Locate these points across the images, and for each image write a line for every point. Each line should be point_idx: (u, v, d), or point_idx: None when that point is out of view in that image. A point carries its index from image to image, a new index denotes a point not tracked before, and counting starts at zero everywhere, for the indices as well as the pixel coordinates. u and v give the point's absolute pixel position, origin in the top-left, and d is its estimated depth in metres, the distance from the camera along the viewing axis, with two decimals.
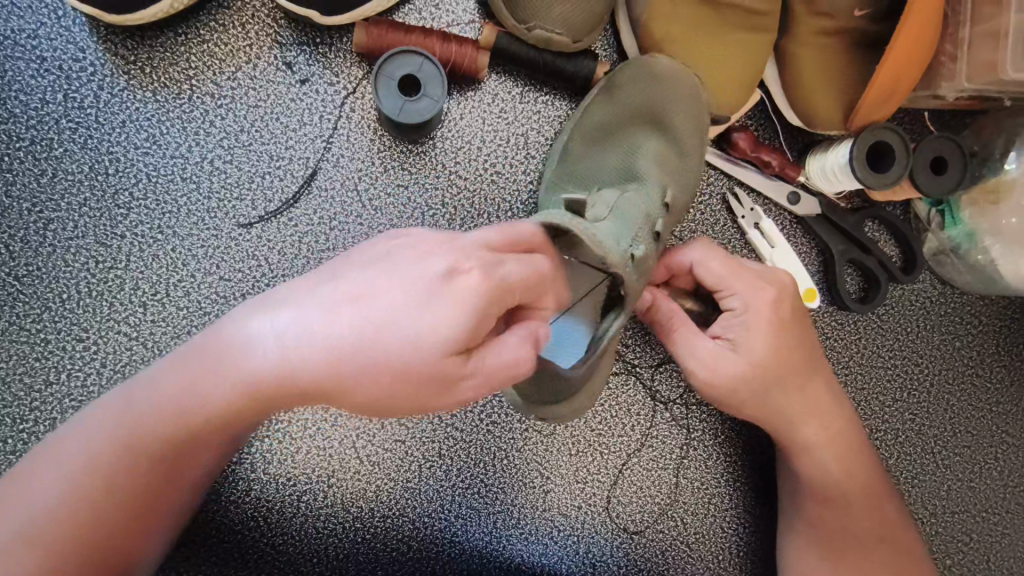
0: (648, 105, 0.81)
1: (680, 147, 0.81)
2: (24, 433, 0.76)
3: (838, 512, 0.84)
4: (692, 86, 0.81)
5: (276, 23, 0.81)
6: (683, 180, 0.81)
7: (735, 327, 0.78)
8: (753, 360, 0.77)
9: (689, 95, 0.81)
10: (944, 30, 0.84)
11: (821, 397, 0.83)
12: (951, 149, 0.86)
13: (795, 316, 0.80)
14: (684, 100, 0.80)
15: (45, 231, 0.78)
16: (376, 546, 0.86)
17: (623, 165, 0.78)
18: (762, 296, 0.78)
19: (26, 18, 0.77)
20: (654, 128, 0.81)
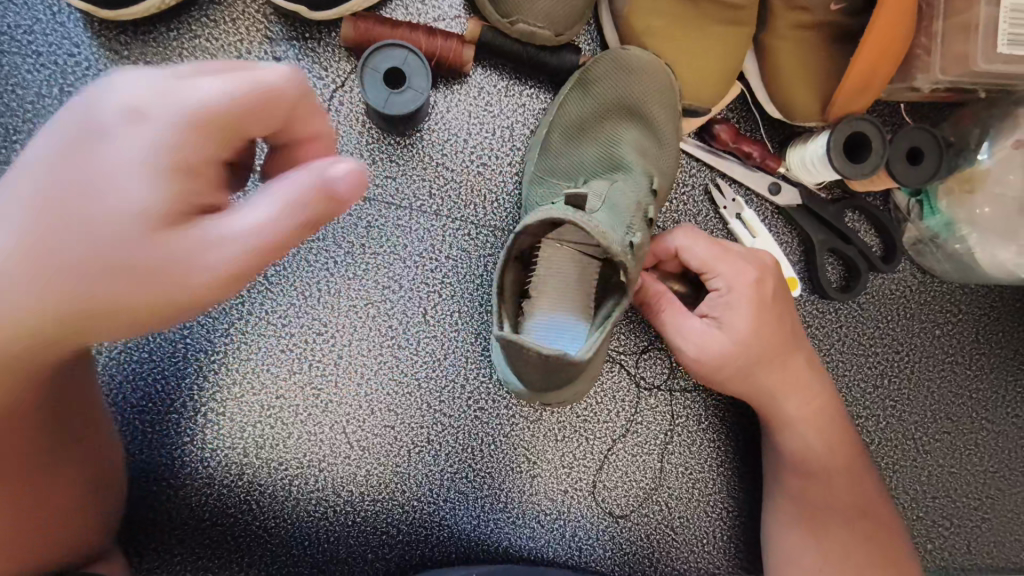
0: (626, 100, 0.83)
1: (662, 137, 0.83)
2: None
3: (817, 491, 0.86)
4: (665, 80, 0.83)
5: (266, 19, 0.83)
6: (664, 170, 0.84)
7: (721, 307, 0.80)
8: (738, 339, 0.79)
9: (664, 89, 0.83)
10: (919, 23, 0.86)
11: (803, 377, 0.85)
12: (927, 139, 0.88)
13: (779, 296, 0.82)
14: (660, 94, 0.83)
15: None
16: (366, 529, 0.88)
17: (606, 157, 0.81)
18: (745, 276, 0.80)
19: (22, 15, 0.79)
20: (632, 121, 0.83)
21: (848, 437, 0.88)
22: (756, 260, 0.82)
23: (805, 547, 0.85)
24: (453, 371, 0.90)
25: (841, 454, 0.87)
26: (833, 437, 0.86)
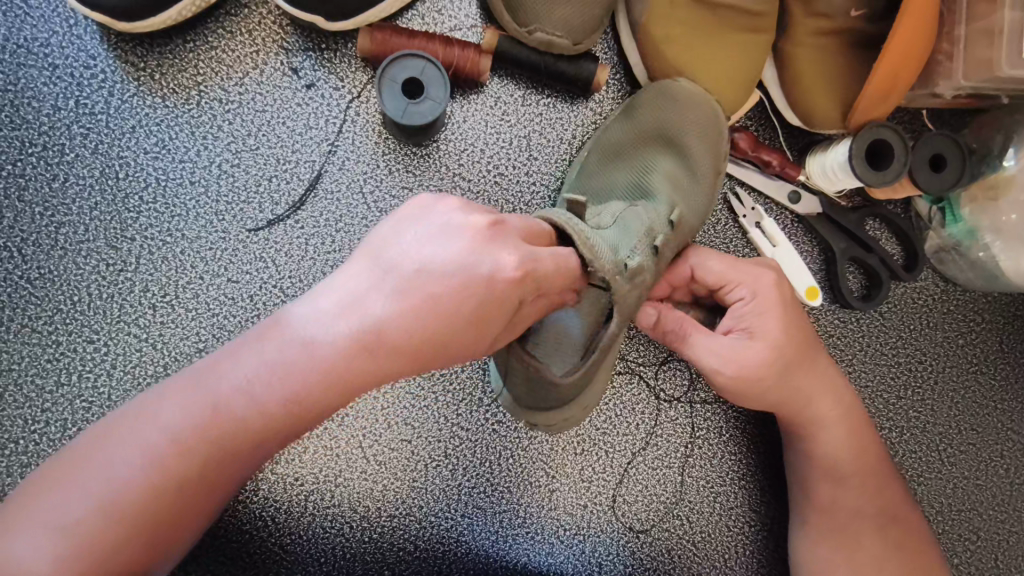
0: (669, 127, 0.82)
1: (694, 169, 0.81)
2: (36, 434, 0.78)
3: (846, 499, 0.84)
4: (717, 117, 0.82)
5: (282, 30, 0.83)
6: (696, 209, 0.81)
7: (749, 317, 0.78)
8: (770, 348, 0.78)
9: (710, 123, 0.82)
10: (940, 29, 0.85)
11: (829, 382, 0.84)
12: (948, 146, 0.86)
13: (795, 304, 0.81)
14: (704, 129, 0.82)
15: (57, 234, 0.79)
16: (382, 545, 0.86)
17: (636, 183, 0.80)
18: (763, 284, 0.79)
19: (39, 27, 0.79)
20: (667, 150, 0.82)
21: (871, 441, 0.87)
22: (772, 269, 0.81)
23: (836, 556, 0.83)
24: (471, 383, 0.89)
25: (868, 461, 0.85)
26: (861, 444, 0.85)
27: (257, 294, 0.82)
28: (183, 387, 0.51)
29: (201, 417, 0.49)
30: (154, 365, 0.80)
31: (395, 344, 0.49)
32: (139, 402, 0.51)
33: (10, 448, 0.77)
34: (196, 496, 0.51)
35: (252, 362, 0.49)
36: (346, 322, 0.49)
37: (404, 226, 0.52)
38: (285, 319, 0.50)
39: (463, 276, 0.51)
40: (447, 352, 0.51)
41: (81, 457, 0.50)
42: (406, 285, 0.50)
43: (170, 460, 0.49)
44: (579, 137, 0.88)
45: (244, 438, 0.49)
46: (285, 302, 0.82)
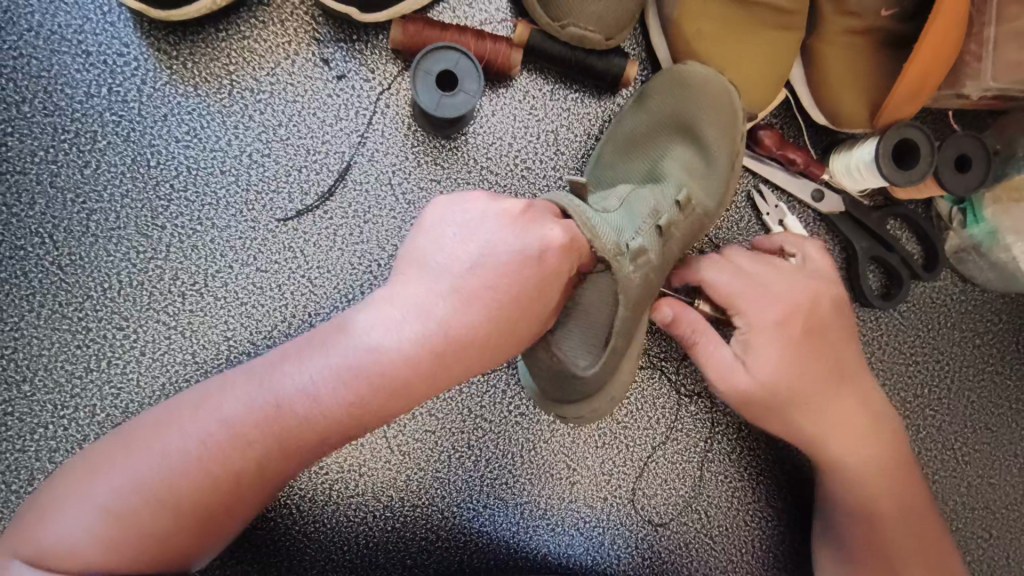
0: (682, 114, 0.82)
1: (709, 155, 0.80)
2: (66, 419, 0.78)
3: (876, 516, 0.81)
4: (732, 100, 0.81)
5: (314, 21, 0.83)
6: (711, 193, 0.80)
7: (753, 343, 0.77)
8: (773, 376, 0.76)
9: (723, 105, 0.81)
10: (968, 30, 0.85)
11: (846, 413, 0.80)
12: (974, 147, 0.87)
13: (808, 328, 0.78)
14: (717, 111, 0.81)
15: (88, 221, 0.80)
16: (405, 534, 0.87)
17: (648, 170, 0.81)
18: (769, 307, 0.77)
19: (72, 14, 0.79)
20: (681, 137, 0.82)
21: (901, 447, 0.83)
22: (791, 289, 0.78)
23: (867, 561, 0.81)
24: (495, 376, 0.89)
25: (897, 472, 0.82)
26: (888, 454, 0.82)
27: (286, 284, 0.82)
28: (249, 378, 0.54)
29: (262, 413, 0.52)
30: (183, 352, 0.81)
31: (453, 344, 0.53)
32: (207, 389, 0.55)
33: (40, 433, 0.78)
34: (247, 489, 0.54)
35: (316, 363, 0.52)
36: (409, 322, 0.52)
37: (456, 224, 0.57)
38: (351, 321, 0.54)
39: (516, 269, 0.55)
40: (497, 349, 0.56)
41: (145, 437, 0.54)
42: (464, 284, 0.54)
43: (231, 450, 0.52)
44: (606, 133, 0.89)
45: (300, 434, 0.52)
46: (312, 292, 0.83)
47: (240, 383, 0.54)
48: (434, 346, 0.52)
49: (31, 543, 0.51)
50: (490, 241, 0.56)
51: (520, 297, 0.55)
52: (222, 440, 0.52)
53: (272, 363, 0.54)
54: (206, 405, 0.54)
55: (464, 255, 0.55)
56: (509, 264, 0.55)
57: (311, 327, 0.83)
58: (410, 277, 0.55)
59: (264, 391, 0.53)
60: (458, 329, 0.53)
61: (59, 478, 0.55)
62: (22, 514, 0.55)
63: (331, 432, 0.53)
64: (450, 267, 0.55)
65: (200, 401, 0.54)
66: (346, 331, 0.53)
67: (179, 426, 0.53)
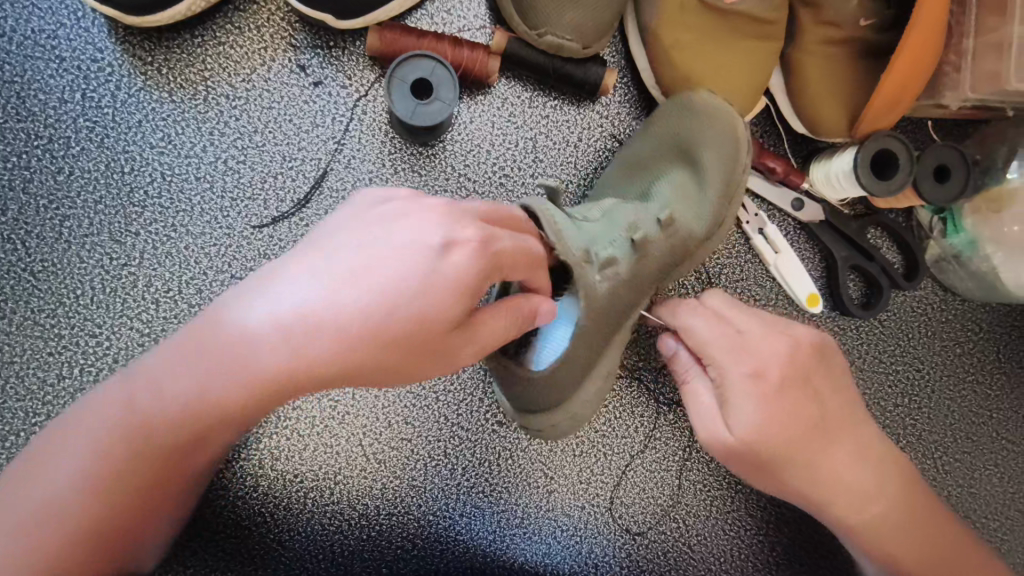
0: (673, 133, 0.81)
1: (704, 181, 0.78)
2: (37, 426, 0.78)
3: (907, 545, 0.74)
4: (727, 119, 0.79)
5: (291, 27, 0.82)
6: (697, 211, 0.77)
7: (736, 398, 0.70)
8: (756, 435, 0.68)
9: (724, 132, 0.78)
10: (948, 40, 0.85)
11: (843, 468, 0.72)
12: (955, 157, 0.87)
13: (790, 381, 0.70)
14: (715, 135, 0.78)
15: (61, 227, 0.79)
16: (381, 543, 0.87)
17: (644, 191, 0.80)
18: (744, 362, 0.70)
19: (46, 19, 0.78)
20: (681, 162, 0.80)
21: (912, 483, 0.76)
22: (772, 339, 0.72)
23: None
24: (472, 384, 0.89)
25: (914, 514, 0.74)
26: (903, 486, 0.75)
27: None
28: (128, 382, 0.52)
29: (150, 418, 0.51)
30: None
31: (336, 330, 0.47)
32: (93, 397, 0.53)
33: (11, 440, 0.78)
34: (146, 504, 0.54)
35: (190, 362, 0.50)
36: (289, 325, 0.46)
37: (359, 210, 0.53)
38: (219, 306, 0.49)
39: (412, 261, 0.49)
40: (397, 371, 0.49)
41: (42, 453, 0.53)
42: (346, 269, 0.48)
43: (126, 454, 0.52)
44: (586, 141, 0.88)
45: (190, 430, 0.51)
46: None
47: (122, 385, 0.52)
48: (308, 334, 0.47)
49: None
50: (388, 228, 0.51)
51: (434, 298, 0.50)
52: (116, 447, 0.51)
53: (146, 363, 0.51)
54: (94, 415, 0.52)
55: (348, 239, 0.50)
56: (403, 248, 0.49)
57: None
58: (285, 264, 0.50)
59: (145, 392, 0.51)
60: (343, 320, 0.47)
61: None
62: None
63: (222, 423, 0.51)
64: (328, 250, 0.49)
65: (86, 411, 0.53)
66: (214, 316, 0.49)
67: (75, 438, 0.52)
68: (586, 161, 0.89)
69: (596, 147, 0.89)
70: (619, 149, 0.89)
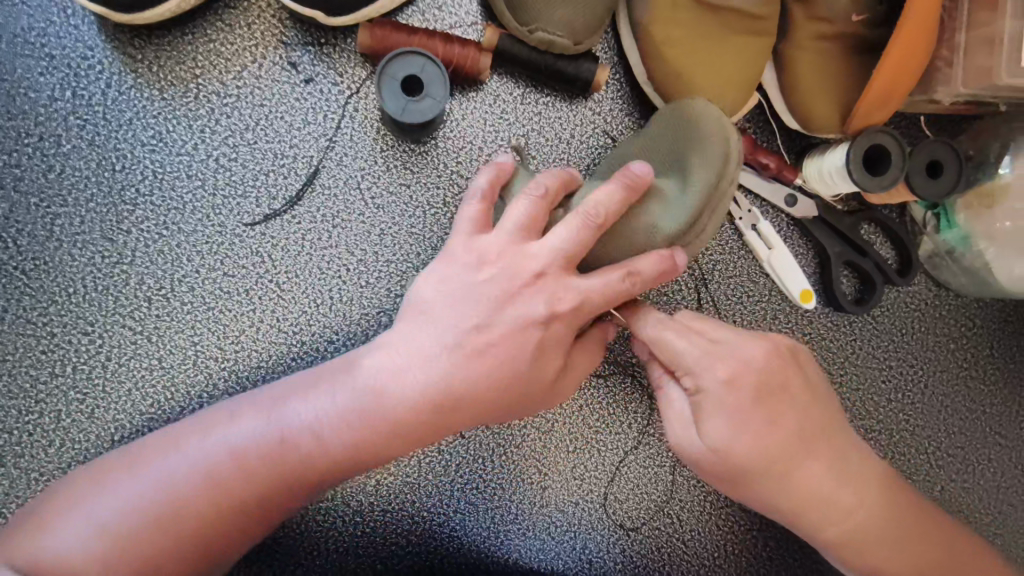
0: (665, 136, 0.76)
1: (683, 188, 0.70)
2: (30, 424, 0.78)
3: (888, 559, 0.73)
4: (714, 125, 0.71)
5: (282, 24, 0.82)
6: (674, 212, 0.69)
7: (704, 407, 0.68)
8: (723, 445, 0.67)
9: (711, 140, 0.71)
10: (940, 35, 0.85)
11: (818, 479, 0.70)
12: (946, 152, 0.87)
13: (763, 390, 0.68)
14: (701, 141, 0.71)
15: (52, 225, 0.79)
16: (375, 539, 0.87)
17: None
18: (717, 371, 0.67)
19: (36, 16, 0.78)
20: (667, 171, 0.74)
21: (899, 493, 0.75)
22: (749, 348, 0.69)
23: None
24: None
25: (890, 521, 0.73)
26: (890, 497, 0.74)
27: (253, 289, 0.82)
28: (259, 409, 0.66)
29: (268, 432, 0.64)
30: (149, 357, 0.80)
31: (439, 393, 0.64)
32: (218, 412, 0.67)
33: (4, 438, 0.78)
34: (260, 504, 0.64)
35: (321, 398, 0.65)
36: (507, 319, 0.64)
37: (469, 253, 0.66)
38: (352, 370, 0.67)
39: (509, 323, 0.64)
40: (497, 361, 0.64)
41: (158, 449, 0.65)
42: (451, 338, 0.64)
43: (234, 464, 0.63)
44: (578, 137, 0.88)
45: (297, 461, 0.64)
46: (280, 298, 0.82)
47: (256, 406, 0.67)
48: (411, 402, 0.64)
49: (28, 551, 0.58)
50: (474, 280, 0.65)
51: (511, 334, 0.64)
52: (228, 453, 0.63)
53: (281, 389, 0.68)
54: (218, 427, 0.65)
55: (467, 287, 0.65)
56: (509, 299, 0.64)
57: (278, 333, 0.82)
58: (420, 313, 0.66)
59: (275, 411, 0.65)
60: (445, 366, 0.64)
61: (55, 498, 0.64)
62: (33, 516, 0.63)
63: (321, 472, 0.65)
64: (442, 317, 0.65)
65: (213, 423, 0.66)
66: (342, 379, 0.66)
67: (190, 441, 0.64)
68: (579, 157, 0.88)
69: (588, 143, 0.88)
70: (611, 145, 0.89)
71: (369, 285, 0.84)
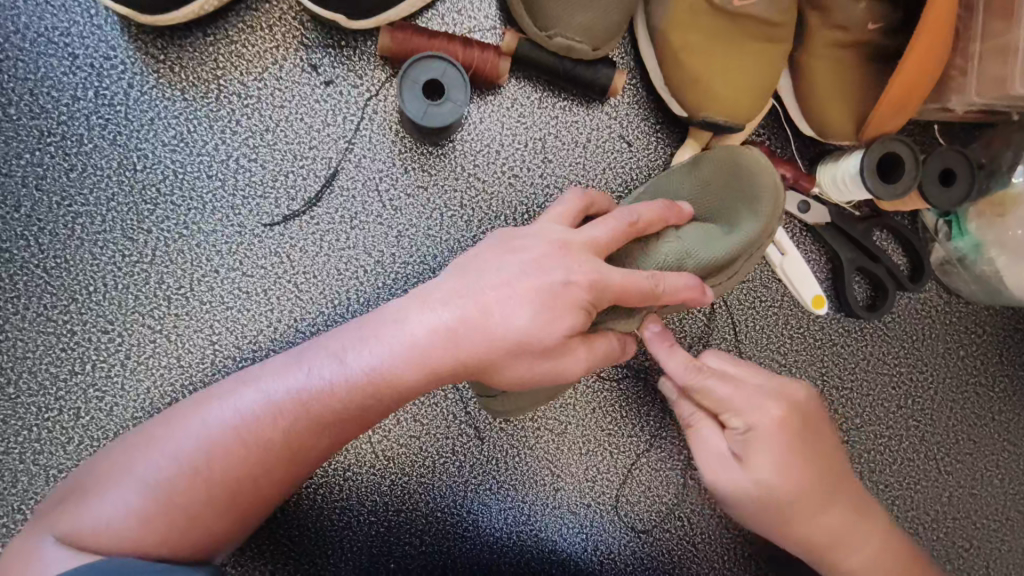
0: (717, 183, 0.79)
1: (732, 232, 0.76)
2: (50, 421, 0.79)
3: None
4: (772, 183, 0.76)
5: (303, 26, 0.83)
6: (712, 256, 0.74)
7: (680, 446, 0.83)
8: None
9: (765, 189, 0.76)
10: (955, 43, 0.86)
11: None
12: (960, 161, 0.87)
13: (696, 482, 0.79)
14: (759, 192, 0.76)
15: (73, 224, 0.80)
16: (388, 539, 0.88)
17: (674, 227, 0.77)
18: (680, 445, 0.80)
19: (60, 17, 0.79)
20: (717, 213, 0.79)
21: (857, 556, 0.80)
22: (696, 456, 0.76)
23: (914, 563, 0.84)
24: None
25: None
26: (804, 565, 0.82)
27: (272, 289, 0.83)
28: (287, 362, 0.65)
29: (299, 383, 0.62)
30: (167, 356, 0.81)
31: (469, 341, 0.61)
32: (246, 373, 0.65)
33: (23, 435, 0.78)
34: (294, 454, 0.62)
35: (351, 348, 0.63)
36: (531, 278, 0.62)
37: (495, 237, 0.67)
38: (381, 318, 0.64)
39: (533, 276, 0.62)
40: (520, 318, 0.61)
41: (186, 413, 0.63)
42: (478, 291, 0.62)
43: (266, 417, 0.62)
44: (595, 141, 0.89)
45: (329, 405, 0.62)
46: (298, 298, 0.83)
47: (284, 361, 0.65)
48: (440, 351, 0.62)
49: (67, 521, 0.57)
50: (500, 248, 0.65)
51: (541, 301, 0.61)
52: (257, 408, 0.62)
53: (310, 343, 0.66)
54: (247, 384, 0.64)
55: (493, 257, 0.64)
56: (532, 263, 0.63)
57: (295, 332, 0.83)
58: (448, 278, 0.65)
59: (305, 361, 0.64)
60: (474, 320, 0.61)
61: (94, 468, 0.63)
62: (68, 491, 0.62)
63: (354, 416, 0.63)
64: (468, 278, 0.63)
65: (242, 380, 0.64)
66: (372, 327, 0.64)
67: (219, 402, 0.63)
68: (595, 161, 0.89)
69: (604, 148, 0.89)
70: (627, 149, 0.90)
71: (386, 286, 0.84)
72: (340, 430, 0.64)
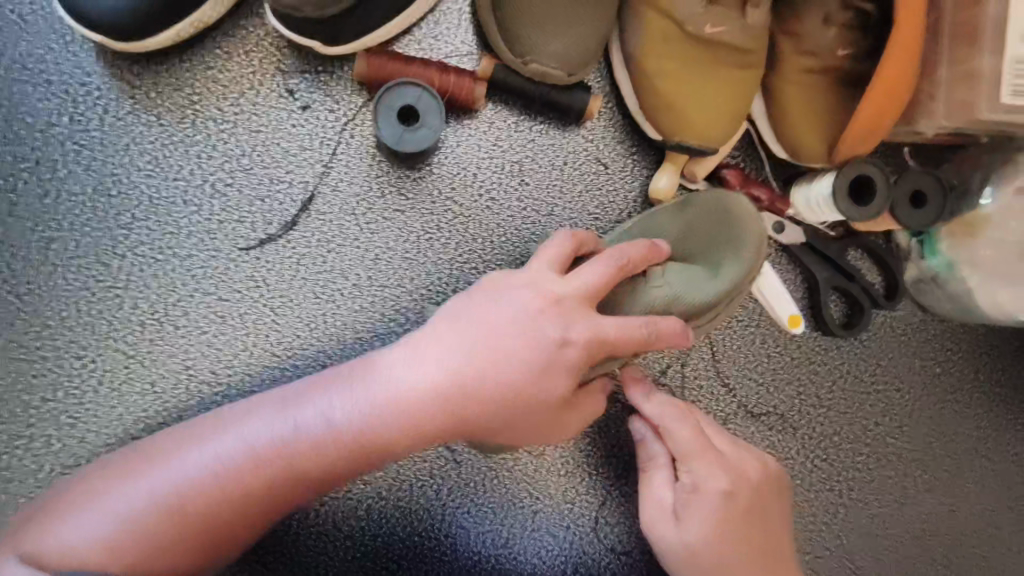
0: (705, 229, 0.81)
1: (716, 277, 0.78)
2: (20, 449, 0.78)
3: None
4: (756, 235, 0.79)
5: (280, 51, 0.83)
6: (696, 301, 0.76)
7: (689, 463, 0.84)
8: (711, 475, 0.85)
9: (752, 242, 0.79)
10: (922, 68, 0.88)
11: None
12: (930, 183, 0.89)
13: None
14: (746, 243, 0.78)
15: (46, 249, 0.79)
16: (366, 563, 0.87)
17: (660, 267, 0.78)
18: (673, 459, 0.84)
19: (35, 43, 0.79)
20: (704, 255, 0.80)
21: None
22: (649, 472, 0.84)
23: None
24: None
25: None
26: None
27: (248, 314, 0.82)
28: (277, 405, 0.65)
29: (285, 427, 0.63)
30: (141, 382, 0.80)
31: (454, 394, 0.62)
32: (238, 411, 0.66)
33: None
34: (270, 500, 0.62)
35: (339, 396, 0.64)
36: (523, 334, 0.64)
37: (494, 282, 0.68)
38: (373, 368, 0.65)
39: (525, 332, 0.64)
40: (507, 375, 0.62)
41: (173, 445, 0.63)
42: (470, 342, 0.63)
43: (249, 463, 0.62)
44: (572, 164, 0.90)
45: (309, 456, 0.62)
46: (274, 322, 0.83)
47: (274, 404, 0.65)
48: (426, 401, 0.62)
49: (34, 542, 0.57)
50: (496, 295, 0.67)
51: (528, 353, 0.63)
52: (241, 452, 0.62)
53: (302, 388, 0.66)
54: (236, 424, 0.64)
55: (489, 304, 0.66)
56: (523, 317, 0.64)
57: (271, 357, 0.82)
58: (441, 320, 0.66)
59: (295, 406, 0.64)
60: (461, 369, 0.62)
61: (70, 489, 0.62)
62: (40, 510, 0.61)
63: (333, 471, 0.63)
64: (462, 325, 0.65)
65: (233, 419, 0.65)
66: (362, 376, 0.65)
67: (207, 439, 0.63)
68: (572, 184, 0.90)
69: (581, 171, 0.90)
70: (604, 172, 0.90)
71: (363, 310, 0.84)
72: (318, 483, 0.64)
